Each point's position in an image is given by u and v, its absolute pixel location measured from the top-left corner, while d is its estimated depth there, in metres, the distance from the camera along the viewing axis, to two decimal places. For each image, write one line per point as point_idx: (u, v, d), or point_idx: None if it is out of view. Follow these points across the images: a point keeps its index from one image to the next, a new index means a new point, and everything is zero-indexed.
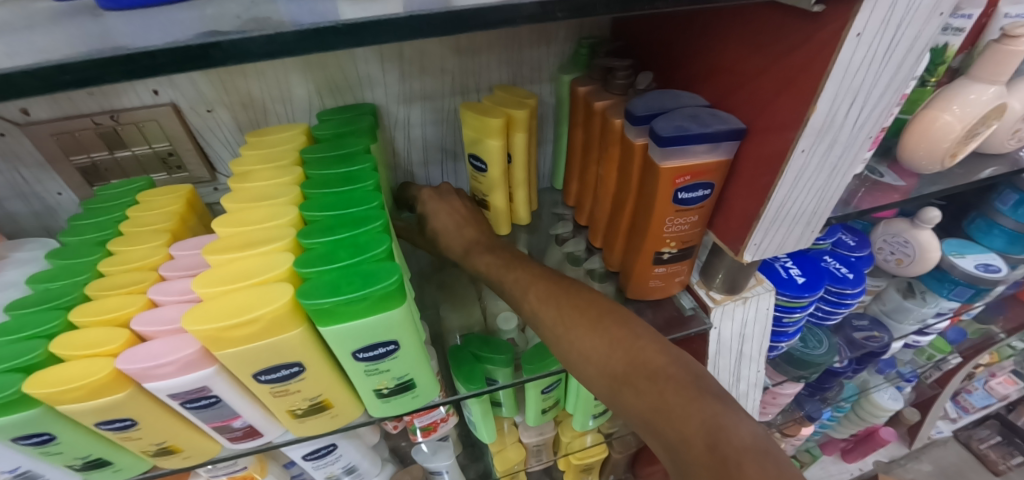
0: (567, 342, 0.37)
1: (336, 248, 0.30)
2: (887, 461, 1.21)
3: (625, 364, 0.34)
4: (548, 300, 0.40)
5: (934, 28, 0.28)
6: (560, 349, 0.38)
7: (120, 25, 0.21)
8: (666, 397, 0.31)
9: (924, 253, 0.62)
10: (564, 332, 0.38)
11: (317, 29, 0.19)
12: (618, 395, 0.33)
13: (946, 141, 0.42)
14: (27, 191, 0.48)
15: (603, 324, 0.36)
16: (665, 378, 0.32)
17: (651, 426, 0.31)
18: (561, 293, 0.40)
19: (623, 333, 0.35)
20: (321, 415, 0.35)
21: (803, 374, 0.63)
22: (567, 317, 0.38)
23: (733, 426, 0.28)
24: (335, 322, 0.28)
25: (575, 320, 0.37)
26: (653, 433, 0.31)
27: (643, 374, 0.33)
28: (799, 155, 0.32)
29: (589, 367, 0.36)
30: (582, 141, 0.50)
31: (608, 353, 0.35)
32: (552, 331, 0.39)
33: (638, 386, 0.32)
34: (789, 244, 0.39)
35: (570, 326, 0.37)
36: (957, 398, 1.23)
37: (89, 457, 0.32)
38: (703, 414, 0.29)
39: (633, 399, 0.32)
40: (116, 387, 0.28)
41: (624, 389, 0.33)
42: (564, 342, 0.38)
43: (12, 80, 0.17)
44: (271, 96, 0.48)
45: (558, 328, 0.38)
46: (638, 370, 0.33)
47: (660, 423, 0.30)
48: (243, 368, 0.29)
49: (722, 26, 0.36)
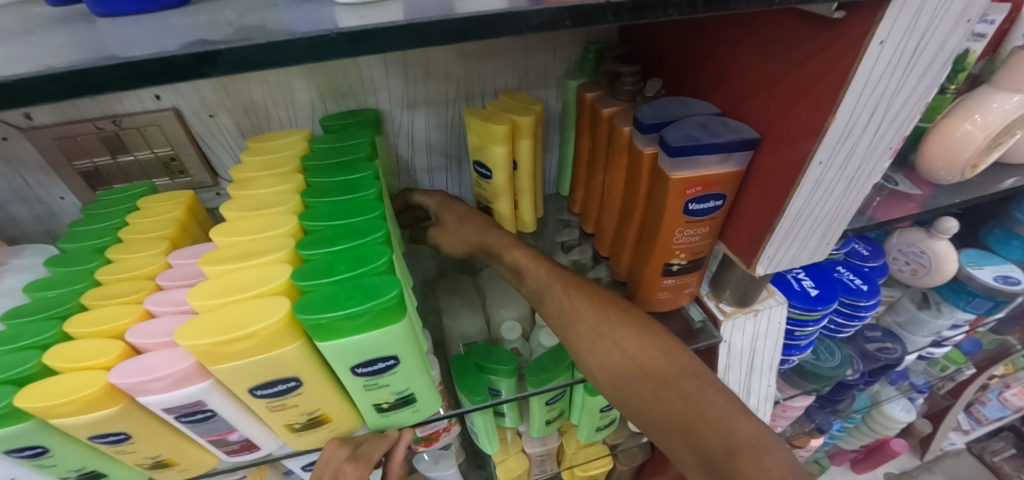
0: (611, 339, 0.35)
1: (335, 260, 0.30)
2: (898, 472, 1.20)
3: (675, 370, 0.33)
4: (591, 296, 0.38)
5: (961, 36, 0.27)
6: (596, 346, 0.36)
7: (112, 33, 0.21)
8: (716, 407, 0.30)
9: (941, 264, 0.60)
10: (609, 329, 0.36)
11: (313, 38, 0.19)
12: (658, 400, 0.32)
13: (968, 150, 0.41)
14: (30, 195, 0.48)
15: (653, 331, 0.35)
16: (715, 389, 0.31)
17: (692, 434, 0.30)
18: (602, 293, 0.39)
19: (673, 342, 0.35)
20: (320, 429, 0.34)
21: (814, 387, 0.62)
22: (612, 315, 0.36)
23: (781, 448, 0.28)
24: (334, 337, 0.27)
25: (622, 319, 0.36)
26: (689, 442, 0.30)
27: (694, 382, 0.32)
28: (816, 167, 0.31)
29: (630, 367, 0.34)
30: (589, 148, 0.49)
31: (657, 357, 0.34)
32: (592, 325, 0.36)
33: (688, 393, 0.31)
34: (803, 257, 0.38)
35: (617, 323, 0.36)
36: (970, 409, 1.21)
37: (83, 470, 0.32)
38: (755, 430, 0.29)
39: (677, 406, 0.31)
40: (110, 401, 0.28)
41: (668, 394, 0.32)
42: (605, 339, 0.35)
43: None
44: (273, 101, 0.47)
45: (603, 324, 0.36)
46: (688, 377, 0.32)
47: (704, 432, 0.30)
48: (240, 383, 0.28)
49: (734, 32, 0.35)
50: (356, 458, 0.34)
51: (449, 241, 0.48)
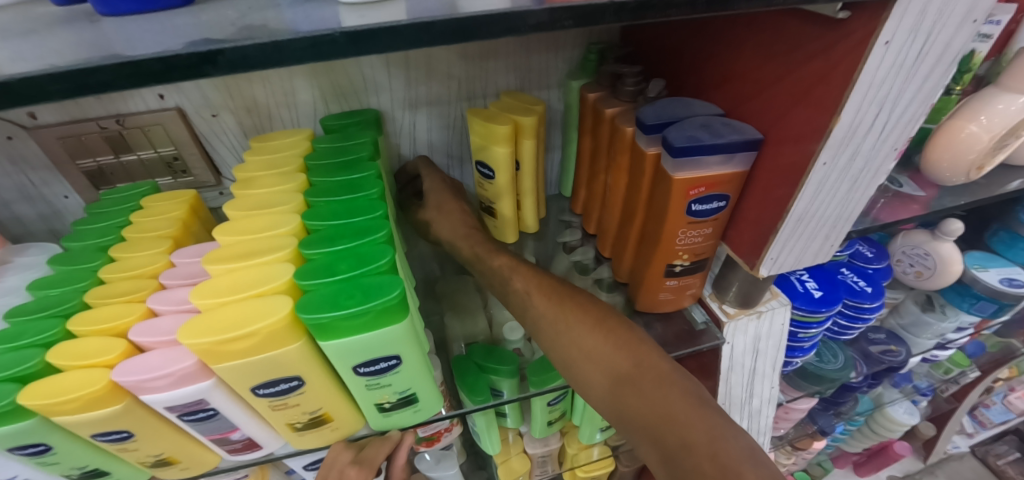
0: (568, 337, 0.36)
1: (337, 259, 0.30)
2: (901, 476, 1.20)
3: (631, 365, 0.32)
4: (551, 296, 0.39)
5: (966, 36, 0.26)
6: (558, 345, 0.36)
7: (116, 32, 0.21)
8: (671, 401, 0.30)
9: (945, 266, 0.60)
10: (568, 328, 0.36)
11: (315, 37, 0.19)
12: (618, 397, 0.32)
13: (972, 152, 0.40)
14: (34, 194, 0.48)
15: (610, 325, 0.35)
16: (672, 383, 0.31)
17: (652, 430, 0.30)
18: (564, 292, 0.39)
19: (631, 336, 0.34)
20: (322, 429, 0.34)
21: (817, 389, 0.61)
22: (572, 313, 0.37)
23: (737, 438, 0.27)
24: (336, 337, 0.27)
25: (580, 316, 0.36)
26: (651, 439, 0.30)
27: (650, 376, 0.31)
28: (820, 168, 0.31)
29: (592, 365, 0.34)
30: (591, 148, 0.49)
31: (614, 353, 0.33)
32: (552, 325, 0.37)
33: (644, 388, 0.31)
34: (806, 259, 0.37)
35: (575, 321, 0.36)
36: (974, 412, 1.20)
37: (86, 468, 0.32)
38: (710, 424, 0.28)
39: (634, 401, 0.31)
40: (112, 399, 0.28)
41: (627, 391, 0.32)
42: (564, 337, 0.36)
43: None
44: (276, 101, 0.47)
45: (559, 323, 0.37)
46: (644, 371, 0.32)
47: (662, 428, 0.29)
48: (241, 381, 0.28)
49: (735, 32, 0.35)
50: (359, 461, 0.37)
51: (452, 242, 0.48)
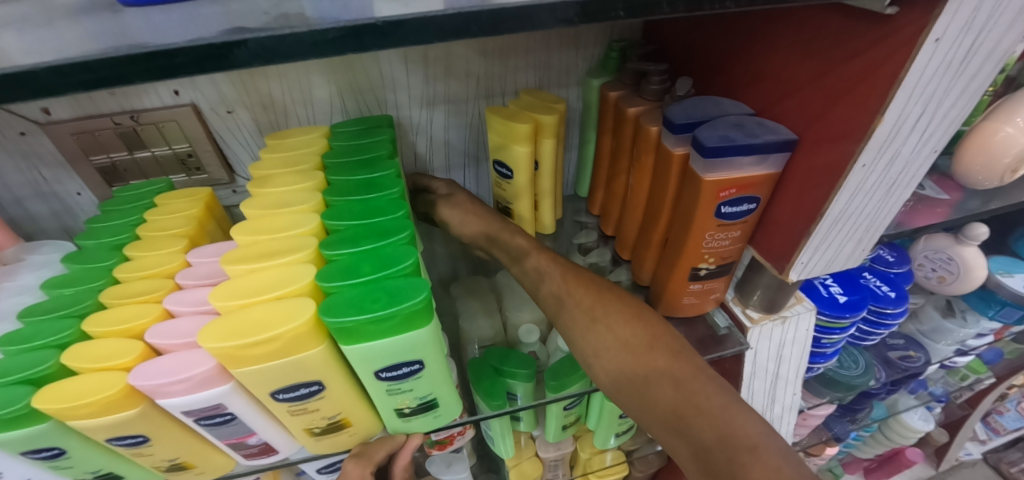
0: (604, 326, 0.34)
1: (360, 261, 0.29)
2: None
3: (667, 357, 0.31)
4: (586, 286, 0.38)
5: (1018, 34, 0.25)
6: (591, 332, 0.35)
7: (141, 22, 0.20)
8: (708, 394, 0.29)
9: (969, 271, 0.59)
10: (603, 315, 0.35)
11: (352, 26, 0.18)
12: (648, 386, 0.31)
13: (1009, 155, 0.39)
14: (46, 191, 0.48)
15: (646, 318, 0.34)
16: (707, 377, 0.30)
17: (681, 421, 0.28)
18: (598, 284, 0.38)
19: (666, 331, 0.33)
20: (339, 434, 0.33)
21: (837, 395, 0.60)
22: (608, 303, 0.36)
23: (776, 437, 0.26)
24: (359, 341, 0.26)
25: (617, 307, 0.35)
26: (678, 431, 0.29)
27: (687, 369, 0.30)
28: (859, 170, 0.29)
29: (622, 354, 0.33)
30: (612, 148, 0.48)
31: (649, 345, 0.32)
32: (587, 312, 0.36)
33: (680, 379, 0.30)
34: (837, 263, 0.36)
35: (611, 310, 0.35)
36: (987, 419, 1.20)
37: (99, 472, 0.31)
38: (744, 419, 0.27)
39: (666, 392, 0.30)
40: (129, 403, 0.27)
41: (660, 381, 0.30)
42: (598, 324, 0.35)
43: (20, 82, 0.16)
44: (292, 98, 0.47)
45: (597, 310, 0.35)
46: (680, 363, 0.31)
47: (694, 419, 0.28)
48: (261, 386, 0.27)
49: (770, 30, 0.34)
50: (359, 455, 0.34)
51: (469, 242, 0.47)
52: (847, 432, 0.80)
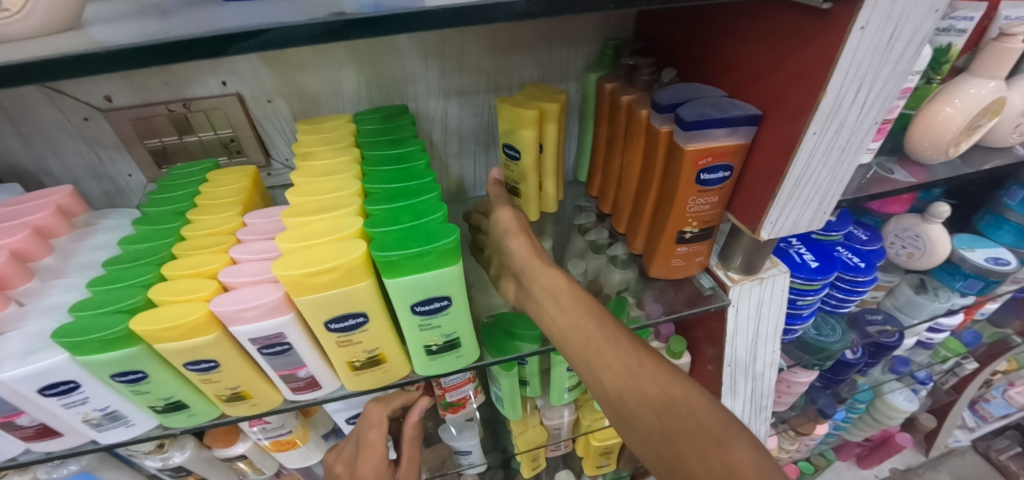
0: (608, 353, 0.35)
1: (398, 213, 0.35)
2: (903, 468, 1.41)
3: (670, 385, 0.33)
4: (583, 314, 0.38)
5: (931, 24, 0.31)
6: (594, 359, 0.35)
7: (238, 13, 0.26)
8: (706, 422, 0.31)
9: (934, 246, 0.65)
10: (606, 341, 0.36)
11: (357, 20, 0.24)
12: (646, 414, 0.32)
13: (949, 132, 0.45)
14: (101, 171, 0.54)
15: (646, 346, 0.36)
16: (707, 406, 0.32)
17: (675, 455, 0.30)
18: (595, 311, 0.38)
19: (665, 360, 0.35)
20: (375, 370, 0.39)
21: (817, 361, 0.66)
22: (611, 328, 0.37)
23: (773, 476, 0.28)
24: (400, 275, 0.32)
25: (619, 333, 0.36)
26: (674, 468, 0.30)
27: (689, 400, 0.32)
28: (811, 137, 0.35)
29: (627, 380, 0.34)
30: (607, 132, 0.54)
31: (654, 369, 0.34)
32: (591, 337, 0.36)
33: (682, 408, 0.32)
34: (802, 224, 0.42)
35: (614, 335, 0.36)
36: (978, 403, 1.43)
37: (170, 399, 0.36)
38: (750, 453, 0.29)
39: (661, 424, 0.32)
40: (206, 329, 0.32)
41: (659, 410, 0.32)
42: (602, 350, 0.36)
43: (109, 57, 0.22)
44: (324, 89, 0.53)
45: (597, 336, 0.36)
46: (683, 392, 0.33)
47: (690, 457, 0.30)
48: (317, 315, 0.33)
49: (738, 25, 0.40)
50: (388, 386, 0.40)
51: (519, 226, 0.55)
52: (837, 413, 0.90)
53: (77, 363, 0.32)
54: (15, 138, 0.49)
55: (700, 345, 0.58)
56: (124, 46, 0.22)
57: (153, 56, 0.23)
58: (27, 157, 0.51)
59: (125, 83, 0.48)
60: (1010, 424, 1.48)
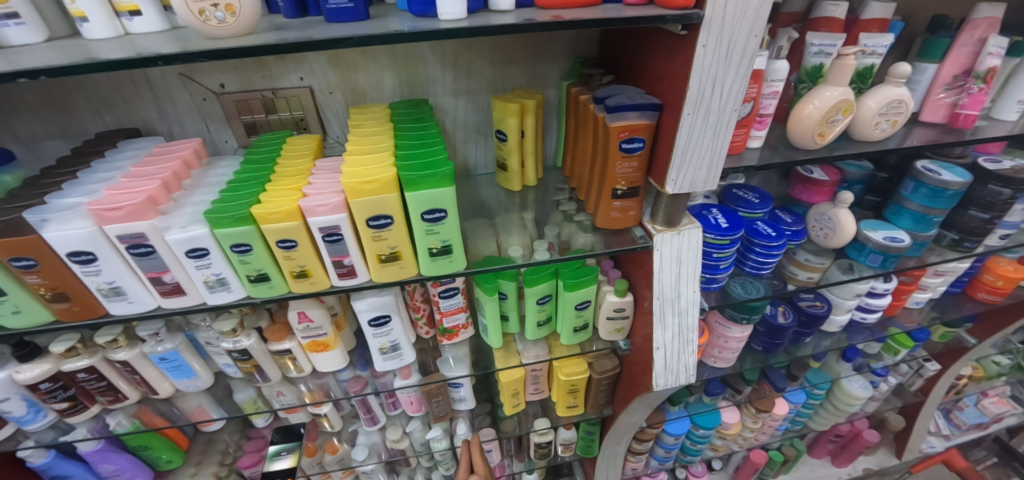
0: None
1: (417, 155, 0.54)
2: (876, 469, 1.46)
3: None
4: None
5: (753, 44, 0.49)
6: None
7: (335, 28, 0.47)
8: None
9: (842, 226, 0.80)
10: None
11: (372, 37, 0.45)
12: None
13: (812, 122, 0.62)
14: (208, 138, 0.76)
15: None
16: None
17: None
18: None
19: None
20: (394, 264, 0.57)
21: (744, 315, 0.81)
22: None
23: None
24: (416, 189, 0.52)
25: None
26: None
27: None
28: (687, 117, 0.53)
29: None
30: (573, 123, 0.73)
31: None
32: None
33: None
34: (696, 183, 0.60)
35: None
36: (952, 414, 1.51)
37: (260, 271, 0.56)
38: None
39: None
40: (293, 218, 0.52)
41: None
42: None
43: (246, 50, 0.43)
44: (370, 86, 0.74)
45: None
46: None
47: None
48: (362, 214, 0.52)
49: (648, 45, 0.59)
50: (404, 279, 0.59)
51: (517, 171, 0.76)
52: (786, 385, 1.05)
53: (212, 235, 0.52)
54: (157, 110, 0.72)
55: (641, 289, 0.74)
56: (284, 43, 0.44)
57: (261, 50, 0.44)
58: (161, 123, 0.73)
59: (237, 76, 0.70)
60: (987, 436, 1.53)
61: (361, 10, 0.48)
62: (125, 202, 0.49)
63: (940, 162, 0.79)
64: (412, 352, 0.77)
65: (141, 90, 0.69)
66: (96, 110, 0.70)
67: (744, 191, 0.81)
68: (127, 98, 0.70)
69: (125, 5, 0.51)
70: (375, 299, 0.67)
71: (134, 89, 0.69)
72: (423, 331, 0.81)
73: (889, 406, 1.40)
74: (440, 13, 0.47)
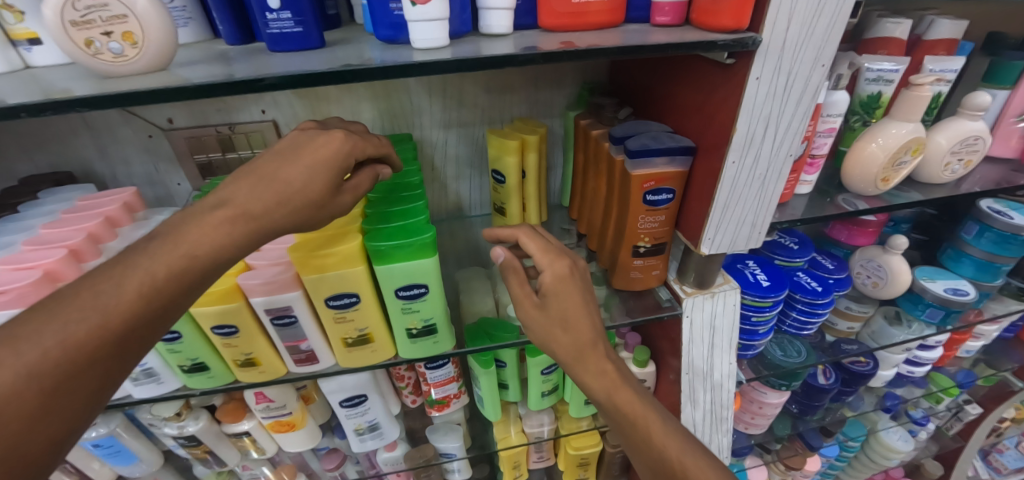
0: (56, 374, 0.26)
1: (390, 215, 0.43)
2: None
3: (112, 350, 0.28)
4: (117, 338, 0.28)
5: (818, 74, 0.39)
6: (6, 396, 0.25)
7: (286, 60, 0.36)
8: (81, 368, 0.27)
9: (895, 275, 0.69)
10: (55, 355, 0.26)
11: (315, 74, 0.32)
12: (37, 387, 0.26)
13: (875, 166, 0.51)
14: (156, 180, 0.65)
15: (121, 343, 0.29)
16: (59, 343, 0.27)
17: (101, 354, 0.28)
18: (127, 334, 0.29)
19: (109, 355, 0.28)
20: (364, 347, 0.46)
21: (782, 381, 0.69)
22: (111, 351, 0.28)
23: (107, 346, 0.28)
24: (387, 263, 0.40)
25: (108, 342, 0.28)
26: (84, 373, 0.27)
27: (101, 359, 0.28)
28: (731, 165, 0.43)
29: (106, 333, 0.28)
30: (583, 161, 0.62)
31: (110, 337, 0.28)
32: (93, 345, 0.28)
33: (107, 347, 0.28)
34: (738, 241, 0.49)
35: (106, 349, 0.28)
36: (989, 457, 1.39)
37: (196, 360, 0.45)
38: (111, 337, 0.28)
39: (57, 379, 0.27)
40: (231, 299, 0.41)
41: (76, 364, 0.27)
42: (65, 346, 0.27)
43: (148, 94, 0.31)
44: (343, 119, 0.63)
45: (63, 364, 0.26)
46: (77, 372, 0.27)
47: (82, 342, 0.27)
48: (320, 293, 0.41)
49: (677, 74, 0.48)
50: None
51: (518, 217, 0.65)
52: (822, 444, 0.88)
53: None
54: (94, 149, 0.61)
55: (665, 356, 0.63)
56: (201, 82, 0.32)
57: (169, 94, 0.32)
58: (100, 164, 0.62)
59: (186, 109, 0.59)
60: None
61: (314, 36, 0.37)
62: (13, 284, 0.38)
63: (1006, 201, 0.68)
64: (394, 428, 0.65)
65: (74, 127, 0.58)
66: (22, 151, 0.59)
67: (780, 235, 0.70)
68: (58, 135, 0.59)
69: (22, 31, 0.40)
70: (347, 377, 0.56)
71: (65, 126, 0.58)
72: (409, 400, 0.69)
73: (925, 452, 1.28)
74: (411, 39, 0.35)
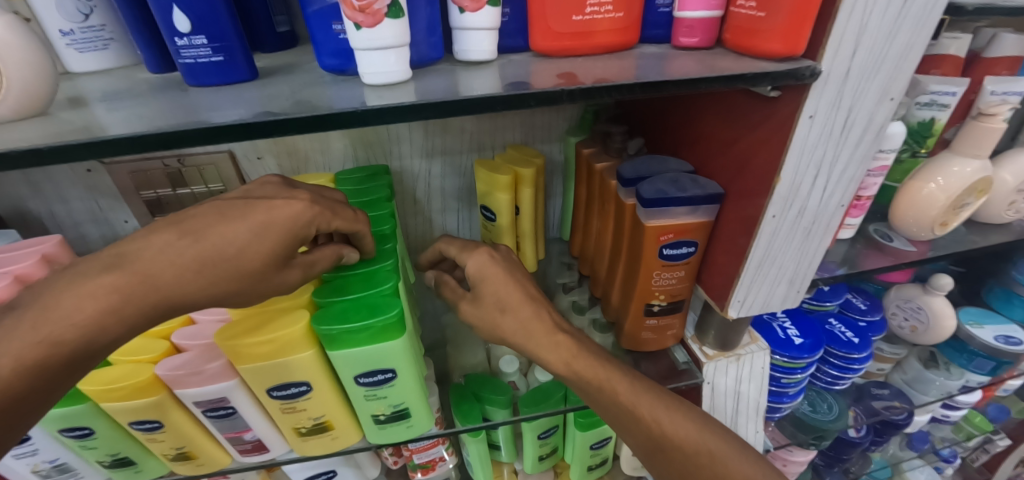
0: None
1: (349, 282, 0.35)
2: None
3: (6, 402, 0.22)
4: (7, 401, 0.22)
5: (886, 111, 0.30)
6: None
7: (206, 99, 0.27)
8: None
9: (938, 320, 0.61)
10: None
11: (214, 128, 0.23)
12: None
13: (934, 210, 0.43)
14: (100, 217, 0.57)
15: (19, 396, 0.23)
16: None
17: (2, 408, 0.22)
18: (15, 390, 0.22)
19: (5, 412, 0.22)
20: (323, 436, 0.38)
21: (812, 440, 0.60)
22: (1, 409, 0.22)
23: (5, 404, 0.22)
24: (342, 347, 0.32)
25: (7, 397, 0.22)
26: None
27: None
28: (770, 220, 0.35)
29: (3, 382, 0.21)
30: (586, 196, 0.54)
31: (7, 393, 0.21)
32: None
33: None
34: (773, 303, 0.40)
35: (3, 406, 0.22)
36: None
37: (116, 456, 0.37)
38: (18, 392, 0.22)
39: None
40: (151, 391, 0.33)
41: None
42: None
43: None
44: (311, 148, 0.55)
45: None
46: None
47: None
48: (261, 383, 0.33)
49: (700, 103, 0.40)
50: None
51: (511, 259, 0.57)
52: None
53: None
54: (24, 186, 0.52)
55: None
56: (66, 136, 0.23)
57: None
58: (33, 202, 0.54)
59: None
60: None
61: (242, 65, 0.29)
62: None
63: None
64: None
65: None
66: None
67: None
68: None
69: None
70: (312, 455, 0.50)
71: None
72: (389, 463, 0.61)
73: None
74: (358, 72, 0.26)
